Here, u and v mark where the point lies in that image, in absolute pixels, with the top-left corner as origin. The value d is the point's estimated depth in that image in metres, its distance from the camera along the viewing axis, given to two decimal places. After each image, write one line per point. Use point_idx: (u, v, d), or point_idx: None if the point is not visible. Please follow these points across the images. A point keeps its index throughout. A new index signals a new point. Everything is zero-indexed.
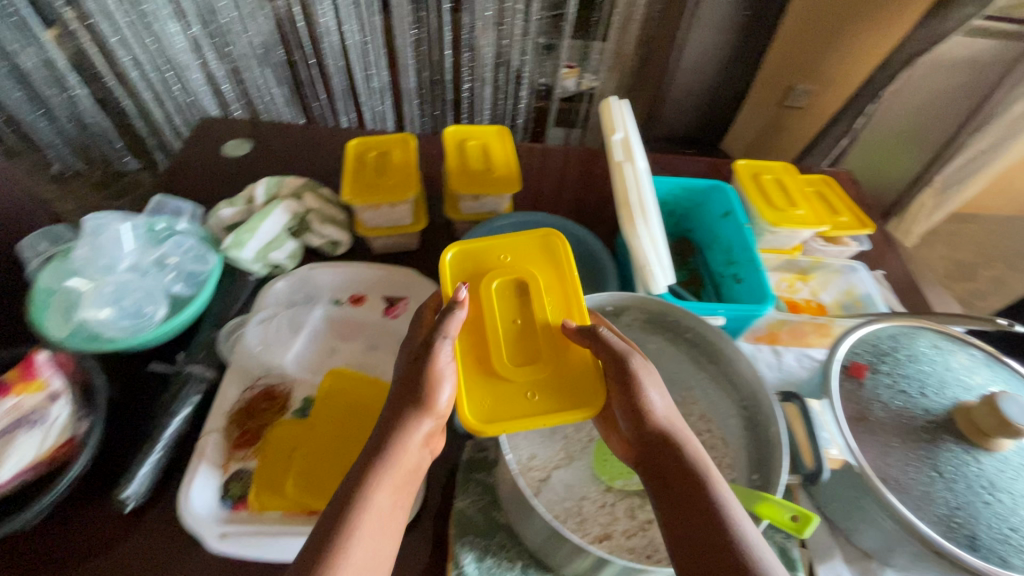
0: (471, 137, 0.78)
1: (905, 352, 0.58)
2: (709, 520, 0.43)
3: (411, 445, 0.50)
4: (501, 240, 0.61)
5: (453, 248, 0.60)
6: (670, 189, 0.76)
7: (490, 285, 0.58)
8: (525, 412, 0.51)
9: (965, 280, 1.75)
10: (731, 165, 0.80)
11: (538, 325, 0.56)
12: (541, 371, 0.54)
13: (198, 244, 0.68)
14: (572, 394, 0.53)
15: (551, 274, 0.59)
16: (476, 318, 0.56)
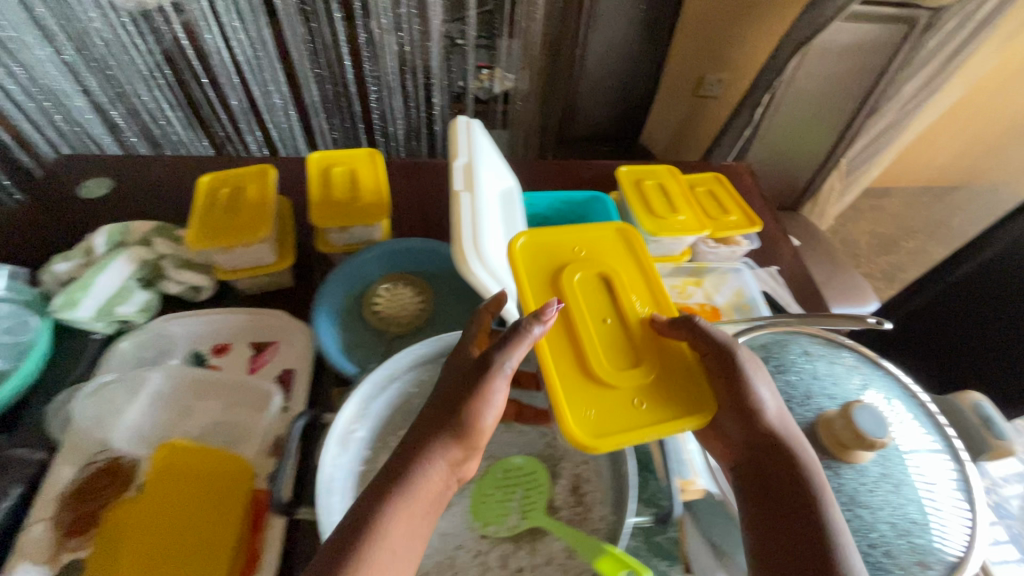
0: (338, 163, 0.73)
1: (775, 363, 0.56)
2: (811, 530, 0.42)
3: (445, 460, 0.43)
4: (576, 232, 0.59)
5: (527, 233, 0.57)
6: (550, 203, 0.74)
7: (572, 278, 0.55)
8: (638, 422, 0.46)
9: (888, 253, 1.78)
10: (614, 172, 0.78)
11: (630, 322, 0.53)
12: (648, 376, 0.49)
13: (10, 309, 0.63)
14: (679, 397, 0.48)
15: (635, 273, 0.57)
16: (563, 313, 0.52)
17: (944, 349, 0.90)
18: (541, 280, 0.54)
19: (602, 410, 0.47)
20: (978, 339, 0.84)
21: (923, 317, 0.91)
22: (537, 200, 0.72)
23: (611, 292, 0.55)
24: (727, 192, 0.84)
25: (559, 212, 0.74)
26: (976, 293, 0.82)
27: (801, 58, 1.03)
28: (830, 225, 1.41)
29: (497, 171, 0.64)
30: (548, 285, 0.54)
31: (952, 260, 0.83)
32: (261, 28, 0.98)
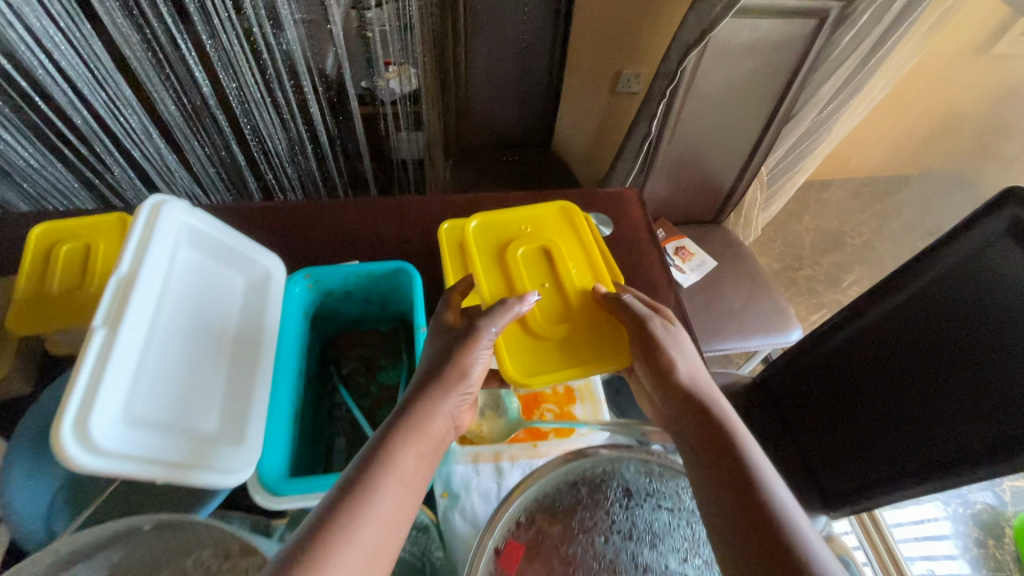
0: (71, 237, 0.57)
1: (587, 513, 0.43)
2: (745, 471, 0.44)
3: (439, 416, 0.48)
4: (523, 213, 0.64)
5: (478, 217, 0.63)
6: (349, 277, 0.58)
7: (515, 253, 0.60)
8: (560, 364, 0.54)
9: (832, 250, 1.58)
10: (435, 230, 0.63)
11: (565, 287, 0.59)
12: (576, 329, 0.57)
13: None
14: (601, 347, 0.56)
15: (573, 247, 0.63)
16: (506, 285, 0.58)
17: (860, 402, 0.78)
18: (491, 254, 0.60)
19: (536, 357, 0.55)
20: (897, 391, 0.72)
21: (845, 361, 0.80)
22: (327, 278, 0.57)
23: (550, 265, 0.61)
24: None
25: (363, 287, 0.60)
26: (899, 334, 0.72)
27: (699, 56, 0.88)
28: (756, 236, 1.29)
29: (231, 262, 0.48)
30: (494, 260, 0.60)
31: (876, 293, 0.74)
32: (92, 36, 0.58)
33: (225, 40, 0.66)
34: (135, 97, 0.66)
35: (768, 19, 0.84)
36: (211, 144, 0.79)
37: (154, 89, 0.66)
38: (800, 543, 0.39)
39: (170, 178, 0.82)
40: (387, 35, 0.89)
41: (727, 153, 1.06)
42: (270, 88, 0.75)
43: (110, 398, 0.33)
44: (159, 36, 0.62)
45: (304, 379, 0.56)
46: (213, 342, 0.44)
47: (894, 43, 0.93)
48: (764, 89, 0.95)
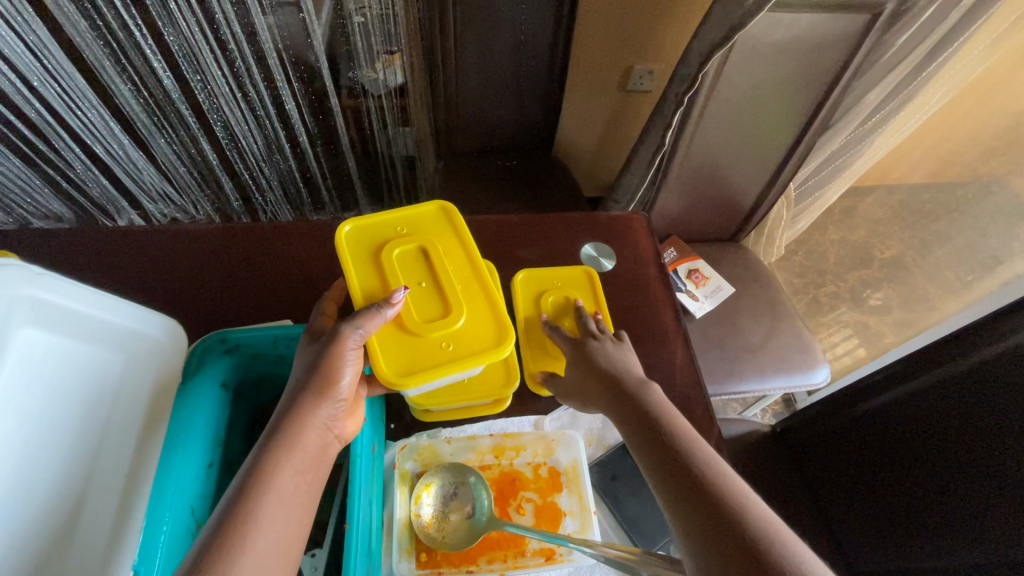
0: None
1: None
2: (672, 443, 0.41)
3: (315, 430, 0.40)
4: (397, 212, 0.54)
5: (347, 220, 0.52)
6: (274, 343, 0.48)
7: (389, 252, 0.50)
8: (438, 360, 0.46)
9: (860, 266, 1.42)
10: (333, 233, 0.51)
11: (447, 281, 0.50)
12: (458, 321, 0.48)
13: None
14: (485, 339, 0.47)
15: (451, 239, 0.53)
16: (380, 286, 0.49)
17: (907, 472, 0.67)
18: (363, 257, 0.50)
19: (417, 357, 0.46)
20: (954, 464, 0.62)
21: (894, 423, 0.70)
22: (247, 342, 0.46)
23: (430, 263, 0.51)
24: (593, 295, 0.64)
25: (296, 351, 0.49)
26: (967, 399, 0.62)
27: (724, 58, 0.74)
28: (778, 256, 1.16)
29: (102, 337, 0.36)
30: (367, 262, 0.50)
31: (940, 351, 0.67)
32: (39, 25, 0.50)
33: (184, 28, 0.57)
34: (93, 92, 0.59)
35: (808, 17, 0.71)
36: (180, 141, 0.69)
37: (111, 82, 0.58)
38: (771, 539, 0.34)
39: (145, 177, 0.72)
40: (369, 26, 0.76)
41: (750, 168, 0.93)
42: (240, 80, 0.65)
43: None
44: (110, 22, 0.53)
45: (220, 467, 0.47)
46: (60, 457, 0.32)
47: (958, 46, 0.79)
48: (797, 98, 0.82)
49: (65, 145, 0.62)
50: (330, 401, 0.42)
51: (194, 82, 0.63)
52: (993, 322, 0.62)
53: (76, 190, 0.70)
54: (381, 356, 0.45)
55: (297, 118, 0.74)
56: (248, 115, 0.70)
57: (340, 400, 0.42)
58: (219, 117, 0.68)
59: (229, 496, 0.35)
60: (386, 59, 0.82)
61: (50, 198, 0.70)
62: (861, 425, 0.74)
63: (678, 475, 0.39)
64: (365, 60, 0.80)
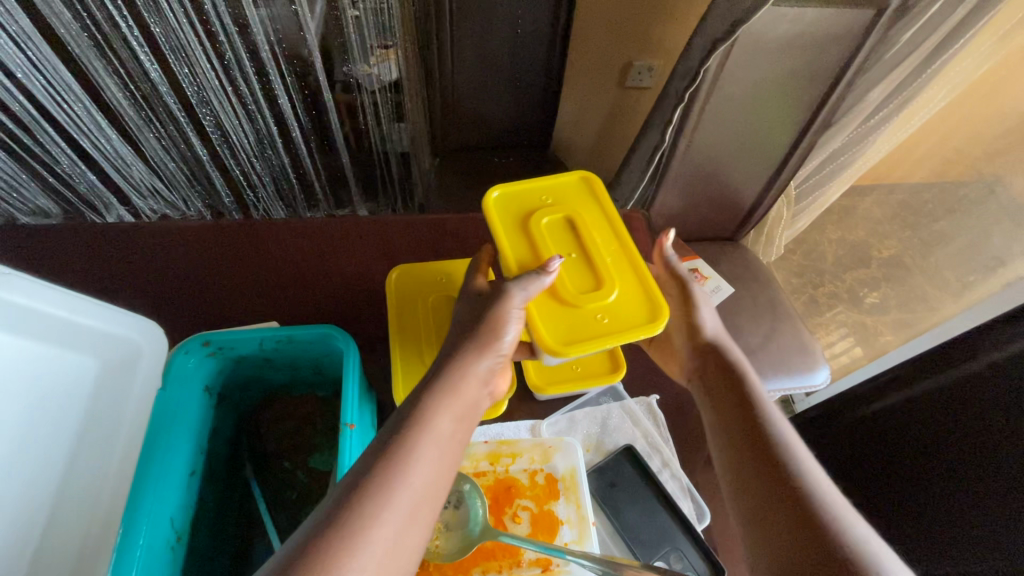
0: None
1: None
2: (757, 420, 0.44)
3: (470, 383, 0.41)
4: (542, 181, 0.52)
5: (496, 187, 0.51)
6: (261, 345, 0.45)
7: (538, 221, 0.49)
8: (598, 333, 0.44)
9: (858, 266, 1.43)
10: (482, 198, 0.50)
11: (597, 254, 0.48)
12: (612, 294, 0.46)
13: None
14: (645, 313, 0.45)
15: (596, 211, 0.51)
16: (532, 255, 0.47)
17: (906, 474, 0.67)
18: (512, 225, 0.49)
19: (574, 328, 0.45)
20: (955, 468, 0.61)
21: (897, 425, 0.69)
22: (231, 345, 0.44)
23: (577, 234, 0.49)
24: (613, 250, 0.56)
25: (284, 352, 0.46)
26: (977, 403, 0.61)
27: (726, 54, 0.73)
28: (778, 255, 1.15)
29: (75, 340, 0.34)
30: (516, 229, 0.49)
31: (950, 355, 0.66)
32: (20, 15, 0.50)
33: (171, 20, 0.56)
34: (80, 86, 0.57)
35: (811, 12, 0.69)
36: (169, 136, 0.67)
37: (97, 77, 0.57)
38: (844, 523, 0.36)
39: (134, 172, 0.70)
40: (364, 19, 0.74)
41: (751, 166, 0.91)
42: (230, 73, 0.63)
43: None
44: (93, 11, 0.52)
45: (203, 474, 0.45)
46: (41, 463, 0.31)
47: (963, 44, 0.78)
48: (799, 95, 0.80)
49: (51, 141, 0.61)
50: (486, 358, 0.43)
51: (182, 76, 0.61)
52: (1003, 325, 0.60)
53: (61, 186, 0.68)
54: (544, 326, 0.44)
55: (290, 113, 0.72)
56: (239, 109, 0.68)
57: (496, 357, 0.43)
58: (208, 109, 0.66)
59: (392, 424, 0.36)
60: (377, 54, 0.79)
61: (36, 192, 0.68)
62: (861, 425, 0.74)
63: (758, 449, 0.42)
64: (360, 55, 0.77)
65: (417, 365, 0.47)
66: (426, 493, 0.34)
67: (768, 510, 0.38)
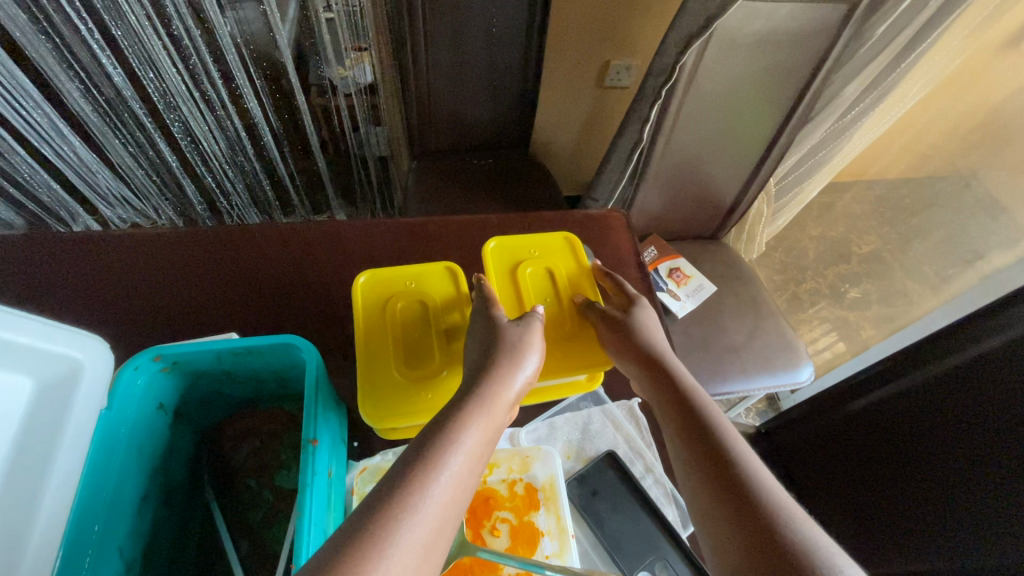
0: None
1: None
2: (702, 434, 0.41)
3: (501, 414, 0.38)
4: (534, 237, 0.56)
5: (494, 238, 0.55)
6: (219, 357, 0.42)
7: (523, 270, 0.53)
8: (556, 369, 0.48)
9: (839, 262, 1.46)
10: (481, 247, 0.54)
11: (567, 305, 0.52)
12: (575, 337, 0.50)
13: None
14: (596, 356, 0.50)
15: (577, 269, 0.55)
16: (516, 301, 0.51)
17: (896, 474, 0.65)
18: (502, 273, 0.53)
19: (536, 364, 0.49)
20: (927, 465, 0.61)
21: (879, 422, 0.69)
22: (187, 359, 0.41)
23: (555, 286, 0.53)
24: (576, 267, 0.56)
25: (244, 365, 0.44)
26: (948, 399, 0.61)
27: (702, 49, 0.72)
28: (760, 253, 1.14)
29: (14, 360, 0.31)
30: (505, 277, 0.53)
31: (924, 350, 0.65)
32: None
33: (132, 21, 0.52)
34: (36, 87, 0.53)
35: (785, 5, 0.69)
36: (136, 143, 0.63)
37: (57, 81, 0.53)
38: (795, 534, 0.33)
39: (98, 180, 0.67)
40: (336, 22, 0.72)
41: (730, 163, 0.91)
42: (196, 79, 0.60)
43: None
44: (51, 14, 0.47)
45: (157, 498, 0.42)
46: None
47: (935, 38, 0.78)
48: (775, 92, 0.80)
49: (10, 147, 0.56)
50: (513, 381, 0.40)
51: (150, 80, 0.57)
52: (977, 319, 0.60)
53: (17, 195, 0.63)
54: None
55: (259, 119, 0.69)
56: (210, 115, 0.65)
57: (523, 387, 0.40)
58: (175, 115, 0.62)
59: (429, 433, 0.34)
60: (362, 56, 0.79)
61: None
62: (855, 421, 0.73)
63: (707, 466, 0.39)
64: (334, 57, 0.75)
65: (387, 378, 0.44)
66: (444, 518, 0.30)
67: (712, 518, 0.37)
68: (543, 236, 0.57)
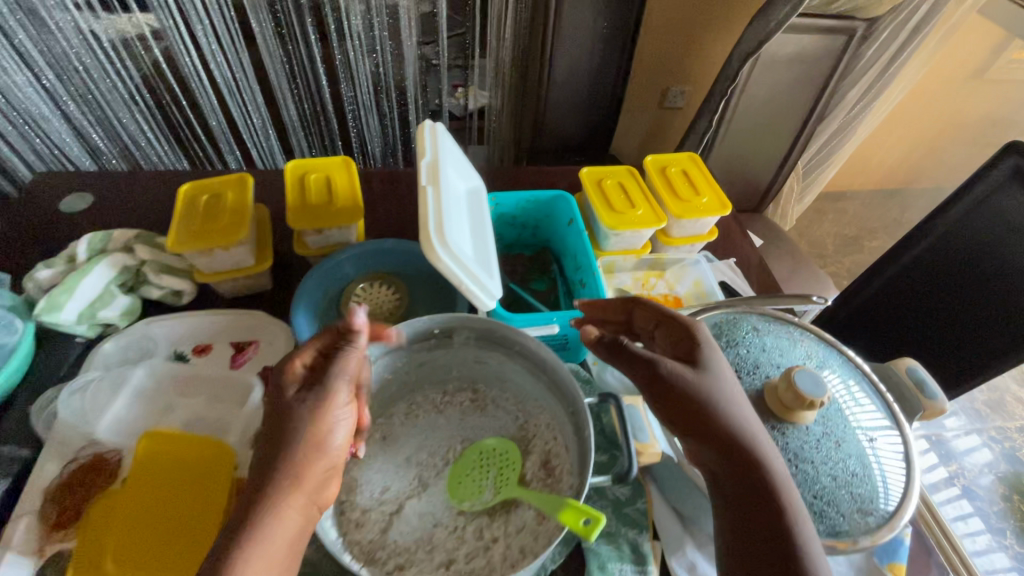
0: (313, 171, 0.77)
1: (725, 339, 0.60)
2: (768, 527, 0.44)
3: (300, 497, 0.44)
4: (674, 155, 0.86)
5: (649, 155, 0.86)
6: (517, 203, 0.77)
7: (670, 170, 0.83)
8: (695, 210, 0.78)
9: (851, 252, 1.77)
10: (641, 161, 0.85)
11: (698, 186, 0.81)
12: (703, 199, 0.79)
13: (5, 313, 0.63)
14: (714, 209, 0.78)
15: (702, 171, 0.84)
16: (667, 186, 0.81)
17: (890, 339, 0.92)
18: (656, 172, 0.83)
19: (683, 210, 0.77)
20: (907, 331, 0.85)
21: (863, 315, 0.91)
22: (505, 200, 0.76)
23: (689, 178, 0.82)
24: (701, 170, 0.84)
25: (526, 210, 0.79)
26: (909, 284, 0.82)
27: (752, 65, 1.10)
28: (792, 224, 1.50)
29: (464, 171, 0.67)
30: (658, 174, 0.82)
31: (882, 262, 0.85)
32: (244, 54, 0.99)
33: (335, 48, 1.03)
34: (266, 110, 1.10)
35: (807, 36, 1.07)
36: (311, 132, 1.17)
37: (281, 96, 1.08)
38: None
39: (256, 137, 1.13)
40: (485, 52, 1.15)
41: (767, 148, 1.28)
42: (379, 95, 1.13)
43: (446, 226, 0.53)
44: (300, 52, 1.03)
45: None
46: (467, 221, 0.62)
47: (908, 54, 1.15)
48: (799, 94, 1.17)
49: (216, 118, 1.06)
50: (317, 460, 0.45)
51: (348, 99, 1.12)
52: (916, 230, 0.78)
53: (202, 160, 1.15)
54: (669, 204, 0.78)
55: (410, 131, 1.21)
56: (382, 121, 1.18)
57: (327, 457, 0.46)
58: (348, 84, 1.09)
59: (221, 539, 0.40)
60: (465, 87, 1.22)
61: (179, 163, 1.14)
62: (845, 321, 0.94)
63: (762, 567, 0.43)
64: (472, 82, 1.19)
65: (605, 209, 0.76)
66: None
67: None
68: (680, 155, 0.87)
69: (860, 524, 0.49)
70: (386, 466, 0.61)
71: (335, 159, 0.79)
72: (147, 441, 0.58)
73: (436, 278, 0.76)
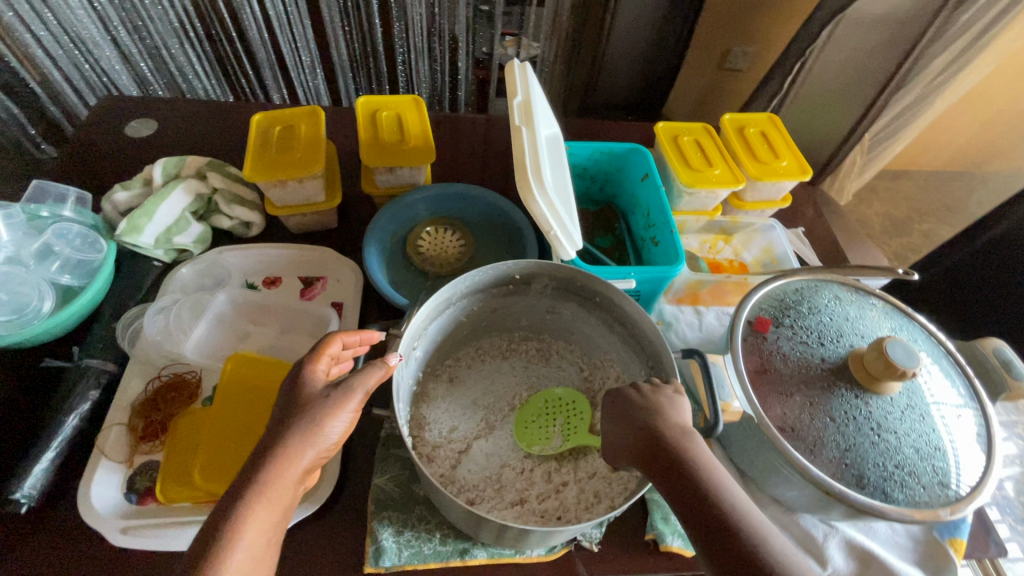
0: (384, 107, 0.75)
1: (806, 305, 0.59)
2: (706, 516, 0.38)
3: (293, 474, 0.41)
4: (751, 116, 0.83)
5: (726, 114, 0.82)
6: (590, 153, 0.75)
7: (748, 130, 0.79)
8: (773, 172, 0.75)
9: (899, 235, 1.75)
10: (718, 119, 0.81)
11: (776, 148, 0.78)
12: (782, 162, 0.76)
13: (87, 230, 0.64)
14: (793, 172, 0.75)
15: (780, 133, 0.80)
16: (744, 146, 0.78)
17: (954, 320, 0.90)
18: (734, 132, 0.79)
19: (761, 171, 0.75)
20: None
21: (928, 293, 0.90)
22: (578, 150, 0.74)
23: (767, 139, 0.79)
24: (779, 132, 0.80)
25: (599, 162, 0.77)
26: None
27: None
28: (848, 200, 1.44)
29: (547, 117, 0.64)
30: (736, 133, 0.79)
31: None
32: None
33: None
34: (316, 51, 1.07)
35: None
36: (360, 78, 1.14)
37: (333, 33, 1.04)
38: None
39: (304, 76, 1.10)
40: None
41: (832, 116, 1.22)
42: (430, 40, 1.09)
43: (542, 167, 0.53)
44: None
45: None
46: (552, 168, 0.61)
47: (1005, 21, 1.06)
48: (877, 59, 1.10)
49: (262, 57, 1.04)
50: (319, 450, 0.43)
51: (400, 38, 1.07)
52: None
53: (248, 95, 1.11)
54: (747, 164, 0.75)
55: (461, 78, 1.17)
56: (431, 64, 1.14)
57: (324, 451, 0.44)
58: (401, 23, 1.05)
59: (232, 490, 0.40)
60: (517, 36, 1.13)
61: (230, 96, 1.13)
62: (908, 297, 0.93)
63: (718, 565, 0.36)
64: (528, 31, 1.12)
65: (681, 165, 0.74)
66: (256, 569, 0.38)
67: None
68: (758, 115, 0.84)
69: (940, 497, 0.49)
70: (453, 407, 0.62)
71: (404, 96, 0.77)
72: (234, 362, 0.60)
73: (507, 229, 0.74)
